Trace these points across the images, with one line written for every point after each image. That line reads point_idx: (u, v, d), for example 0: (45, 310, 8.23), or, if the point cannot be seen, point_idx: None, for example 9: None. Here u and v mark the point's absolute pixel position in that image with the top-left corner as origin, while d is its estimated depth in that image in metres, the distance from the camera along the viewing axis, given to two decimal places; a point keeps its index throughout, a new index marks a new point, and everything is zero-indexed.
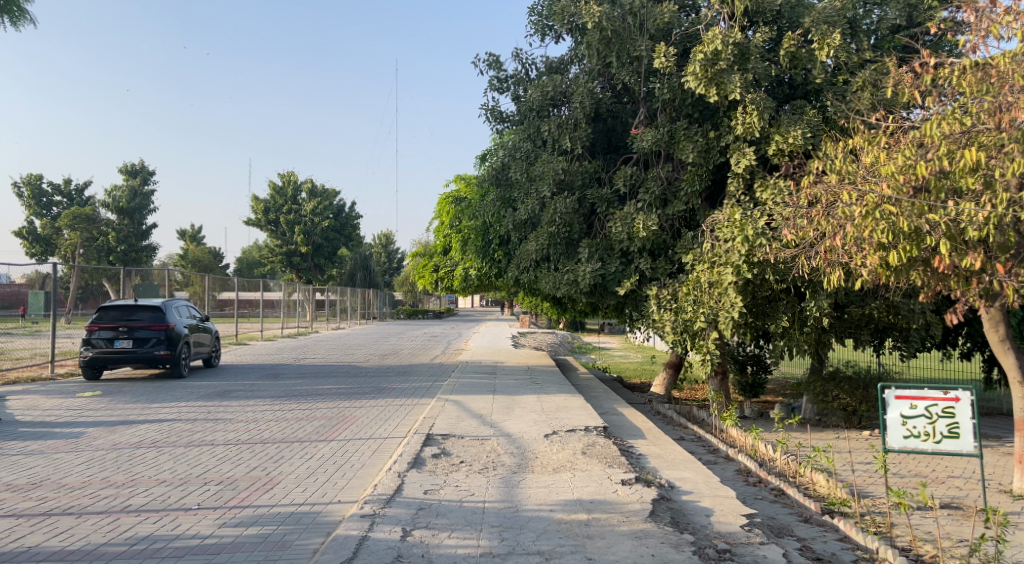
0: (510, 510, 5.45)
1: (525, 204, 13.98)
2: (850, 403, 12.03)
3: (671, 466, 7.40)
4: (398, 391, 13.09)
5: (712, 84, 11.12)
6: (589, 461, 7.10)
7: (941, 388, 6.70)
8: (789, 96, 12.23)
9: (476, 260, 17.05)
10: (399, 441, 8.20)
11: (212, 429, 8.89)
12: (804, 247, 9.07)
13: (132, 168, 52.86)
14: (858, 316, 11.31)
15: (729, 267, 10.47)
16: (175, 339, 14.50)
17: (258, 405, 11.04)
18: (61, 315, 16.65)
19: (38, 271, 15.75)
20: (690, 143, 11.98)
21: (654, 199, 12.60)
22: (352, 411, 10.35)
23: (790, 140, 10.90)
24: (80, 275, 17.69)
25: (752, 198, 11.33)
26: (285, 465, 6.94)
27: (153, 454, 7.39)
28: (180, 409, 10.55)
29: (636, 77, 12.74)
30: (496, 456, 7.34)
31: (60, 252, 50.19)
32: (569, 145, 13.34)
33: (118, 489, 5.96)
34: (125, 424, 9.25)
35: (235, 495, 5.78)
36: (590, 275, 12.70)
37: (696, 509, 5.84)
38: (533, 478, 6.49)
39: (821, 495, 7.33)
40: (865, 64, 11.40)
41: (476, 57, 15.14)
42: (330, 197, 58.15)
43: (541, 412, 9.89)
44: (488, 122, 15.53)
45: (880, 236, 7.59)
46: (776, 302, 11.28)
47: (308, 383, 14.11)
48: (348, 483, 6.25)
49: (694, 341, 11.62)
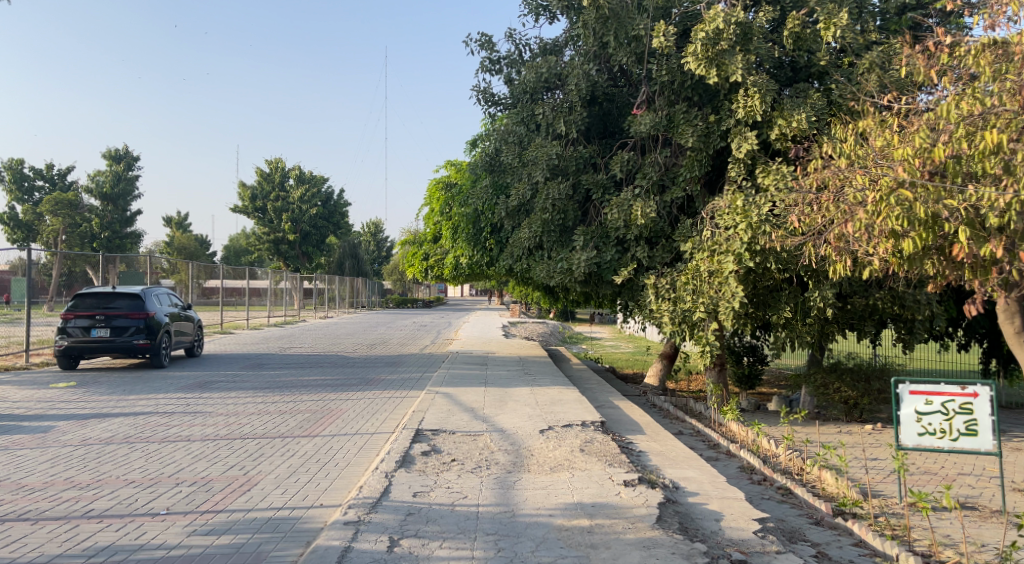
0: (506, 515, 5.05)
1: (518, 190, 13.59)
2: (853, 397, 11.69)
3: (674, 464, 7.02)
4: (387, 382, 12.68)
5: (713, 65, 10.71)
6: (588, 460, 6.70)
7: (958, 383, 6.36)
8: (791, 80, 11.82)
9: (466, 249, 16.59)
10: (387, 437, 7.76)
11: (189, 423, 8.43)
12: (812, 234, 8.67)
13: (116, 156, 52.66)
14: (862, 307, 10.86)
15: (730, 256, 10.07)
16: (155, 327, 13.97)
17: (241, 397, 10.59)
18: (44, 301, 16.23)
19: (22, 258, 15.27)
20: (690, 127, 11.54)
21: (652, 184, 12.20)
22: (339, 404, 9.90)
23: (793, 124, 10.52)
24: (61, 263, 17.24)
25: (753, 184, 10.92)
26: (265, 463, 6.50)
27: (124, 452, 6.93)
28: (158, 401, 10.09)
29: (632, 59, 12.26)
30: (489, 453, 6.93)
31: (41, 239, 49.24)
32: (564, 129, 12.87)
33: (81, 491, 5.51)
34: (97, 418, 8.79)
35: (207, 499, 5.33)
36: (585, 264, 12.28)
37: (704, 513, 5.46)
38: (530, 478, 6.09)
39: (830, 495, 6.99)
40: (870, 46, 11.06)
41: (467, 36, 14.63)
42: (319, 184, 57.59)
43: (536, 405, 9.50)
44: (479, 104, 15.10)
45: (894, 223, 7.19)
46: (779, 292, 10.87)
47: (293, 374, 13.67)
48: (331, 484, 5.80)
49: (693, 332, 11.31)
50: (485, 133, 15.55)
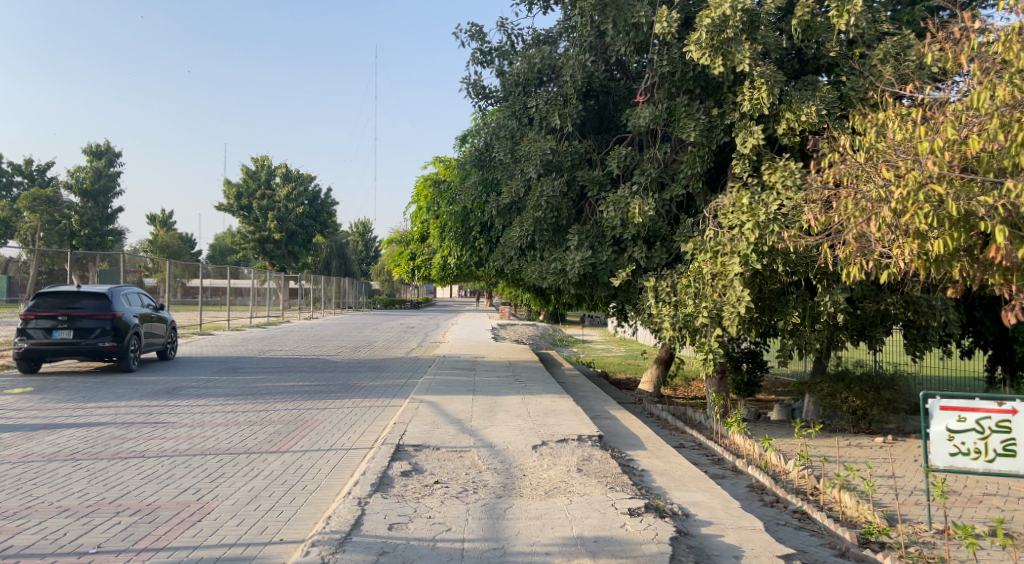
0: (495, 554, 4.36)
1: (509, 186, 12.93)
2: (861, 406, 11.04)
3: (681, 486, 6.34)
4: (368, 389, 11.96)
5: (718, 54, 10.08)
6: (587, 482, 6.01)
7: (995, 398, 5.61)
8: (798, 73, 11.19)
9: (455, 248, 15.86)
10: (364, 453, 7.05)
11: (147, 437, 7.68)
12: (827, 234, 7.99)
13: (98, 151, 51.61)
14: (872, 313, 10.24)
15: (735, 257, 9.42)
16: (123, 329, 13.20)
17: (210, 406, 9.83)
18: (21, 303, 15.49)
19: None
20: (691, 121, 10.90)
21: (650, 181, 11.52)
22: (314, 414, 9.17)
23: (802, 117, 9.90)
24: (40, 261, 16.46)
25: (758, 180, 10.26)
26: (223, 486, 5.75)
27: (66, 471, 6.18)
28: (118, 411, 9.31)
29: (631, 49, 11.59)
30: (476, 474, 6.23)
31: (19, 237, 48.23)
32: (558, 123, 12.19)
33: (3, 522, 4.77)
34: (47, 429, 8.03)
35: (148, 533, 4.59)
36: (580, 265, 11.62)
37: (721, 549, 4.77)
38: (523, 505, 5.39)
39: (852, 520, 6.33)
40: (882, 37, 10.45)
41: (457, 28, 14.10)
42: (306, 182, 56.80)
43: (527, 417, 8.80)
44: (470, 97, 14.44)
45: (922, 224, 6.52)
46: (786, 296, 10.22)
47: (269, 379, 12.92)
48: (296, 513, 5.07)
49: (694, 338, 10.64)
50: (475, 127, 14.86)
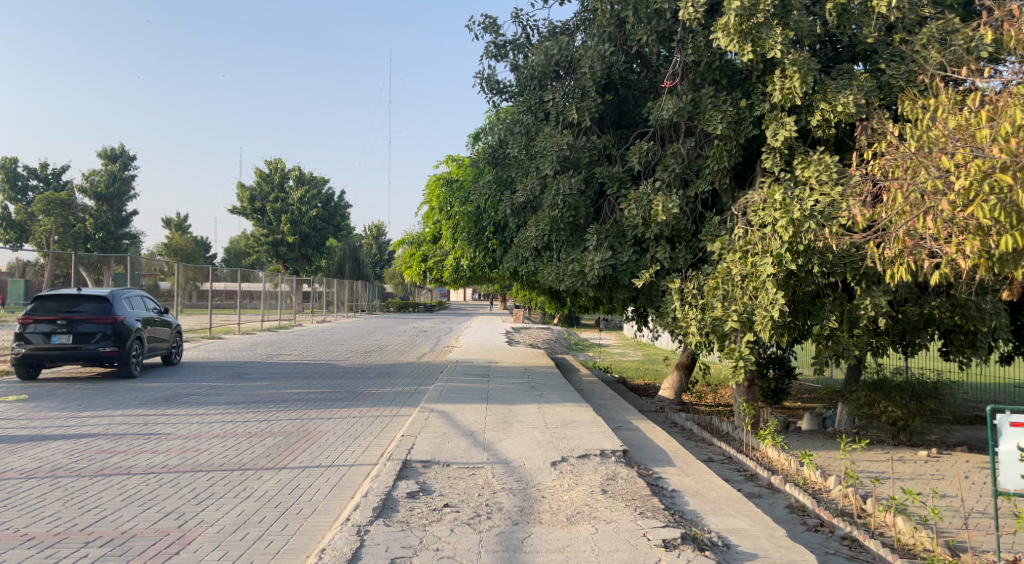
0: None
1: (524, 185, 12.32)
2: (901, 417, 10.30)
3: (717, 509, 5.71)
4: (377, 396, 11.39)
5: (747, 40, 9.43)
6: (614, 506, 5.39)
7: None
8: (832, 61, 10.59)
9: (467, 250, 15.27)
10: (368, 470, 6.47)
11: (137, 450, 7.15)
12: (874, 231, 7.36)
13: (110, 151, 51.52)
14: (915, 318, 9.55)
15: (769, 257, 8.81)
16: (124, 333, 12.73)
17: (210, 415, 9.30)
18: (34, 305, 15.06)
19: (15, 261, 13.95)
20: (718, 112, 10.26)
21: (673, 177, 10.86)
22: (318, 425, 8.61)
23: (838, 108, 9.24)
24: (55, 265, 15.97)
25: (791, 175, 9.61)
26: (211, 509, 5.18)
27: (42, 491, 5.64)
28: (111, 421, 8.80)
29: (654, 38, 10.91)
30: (490, 495, 5.64)
31: (34, 240, 48.37)
32: (576, 117, 11.58)
33: None
34: (33, 441, 7.53)
35: None
36: (599, 266, 10.98)
37: None
38: (543, 534, 4.78)
39: (910, 550, 5.66)
40: (923, 22, 9.77)
41: (470, 19, 13.36)
42: (319, 185, 56.53)
43: (545, 429, 8.18)
44: (483, 92, 13.84)
45: (985, 219, 5.85)
46: (821, 299, 9.56)
47: (274, 386, 12.38)
48: (285, 545, 4.49)
49: (722, 343, 9.97)
50: (488, 124, 14.26)
